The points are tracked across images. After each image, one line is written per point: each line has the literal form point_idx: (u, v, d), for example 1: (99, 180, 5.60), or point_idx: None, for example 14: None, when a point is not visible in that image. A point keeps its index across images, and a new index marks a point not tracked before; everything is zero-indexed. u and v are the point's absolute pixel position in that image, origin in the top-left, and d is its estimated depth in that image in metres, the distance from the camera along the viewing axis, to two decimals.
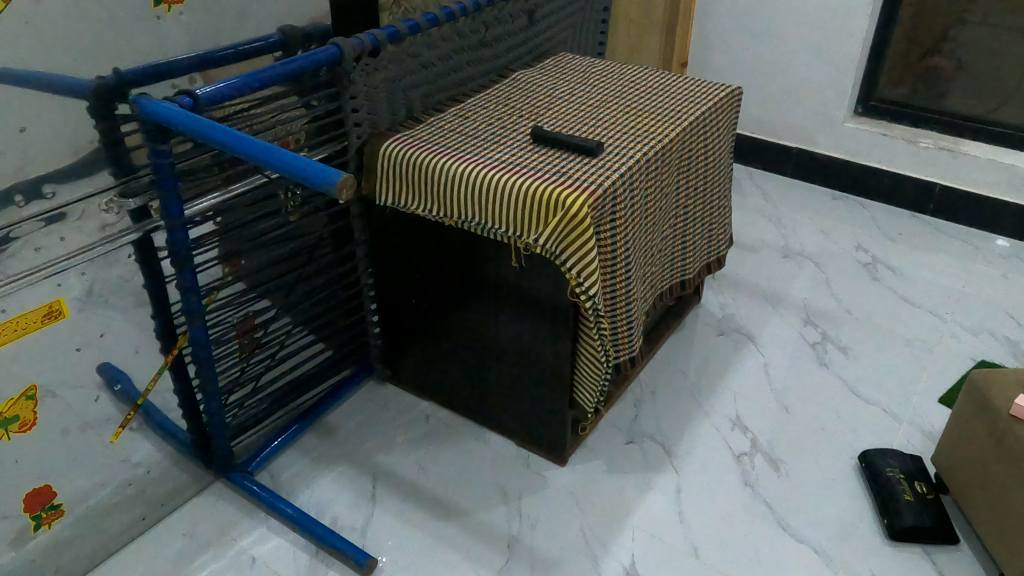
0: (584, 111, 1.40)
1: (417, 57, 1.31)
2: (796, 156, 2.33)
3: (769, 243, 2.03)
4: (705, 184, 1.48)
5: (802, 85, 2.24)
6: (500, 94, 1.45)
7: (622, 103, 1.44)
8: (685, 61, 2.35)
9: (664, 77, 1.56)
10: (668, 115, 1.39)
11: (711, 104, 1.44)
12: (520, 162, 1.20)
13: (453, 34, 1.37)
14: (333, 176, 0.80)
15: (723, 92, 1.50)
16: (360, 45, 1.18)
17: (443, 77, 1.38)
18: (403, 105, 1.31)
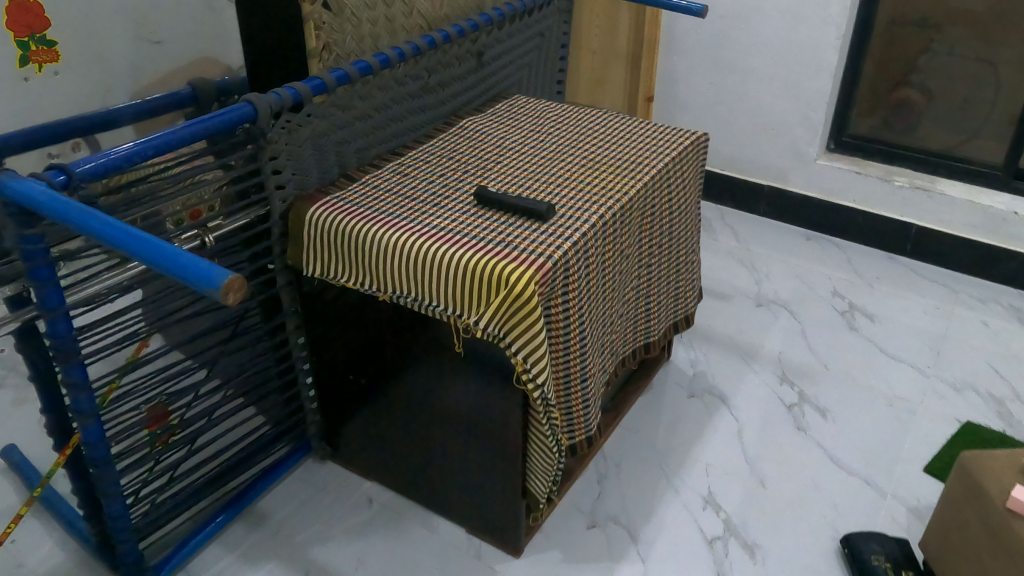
0: (538, 165, 1.28)
1: (348, 110, 1.18)
2: (768, 195, 2.23)
3: (741, 291, 1.93)
4: (671, 242, 1.36)
5: (771, 121, 2.15)
6: (445, 145, 1.33)
7: (579, 155, 1.32)
8: (652, 94, 2.27)
9: (626, 124, 1.45)
10: (629, 169, 1.27)
11: (674, 155, 1.33)
12: (461, 229, 1.07)
13: (389, 83, 1.25)
14: (217, 276, 0.67)
15: (689, 141, 1.38)
16: (277, 101, 1.05)
17: (379, 130, 1.26)
18: (333, 163, 1.19)
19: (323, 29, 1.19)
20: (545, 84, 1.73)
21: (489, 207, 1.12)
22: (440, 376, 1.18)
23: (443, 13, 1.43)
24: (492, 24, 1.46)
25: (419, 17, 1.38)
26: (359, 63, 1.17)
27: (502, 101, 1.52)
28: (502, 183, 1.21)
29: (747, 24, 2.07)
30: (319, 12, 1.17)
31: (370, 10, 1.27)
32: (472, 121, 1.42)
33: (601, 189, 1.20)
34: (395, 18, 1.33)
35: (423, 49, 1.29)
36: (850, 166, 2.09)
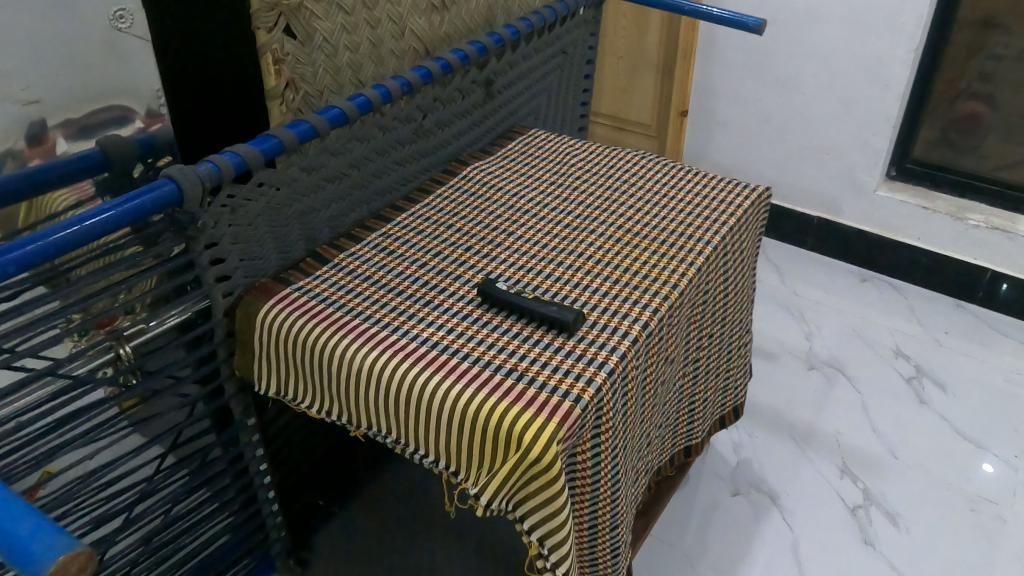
0: (562, 236, 1.00)
1: (315, 170, 0.91)
2: (816, 227, 1.96)
3: (787, 351, 1.67)
4: (723, 328, 1.09)
5: (823, 144, 1.87)
6: (444, 203, 1.05)
7: (613, 219, 1.04)
8: (687, 108, 2.03)
9: (670, 173, 1.16)
10: (676, 243, 0.99)
11: (732, 222, 1.04)
12: (459, 343, 0.80)
13: (372, 130, 0.98)
14: (40, 553, 0.41)
15: (749, 200, 1.10)
16: (207, 176, 0.78)
17: (358, 190, 0.99)
18: (297, 241, 0.92)
19: (285, 64, 0.92)
20: (567, 109, 1.45)
21: (498, 308, 0.85)
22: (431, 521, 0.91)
23: (443, 32, 1.16)
24: (503, 45, 1.17)
25: (411, 40, 1.11)
26: (327, 110, 0.90)
27: (517, 139, 1.23)
28: (515, 265, 0.93)
29: (800, 32, 1.78)
30: (280, 41, 0.89)
31: (350, 35, 1.01)
32: (479, 167, 1.14)
33: (642, 276, 0.92)
34: (381, 43, 1.06)
35: (415, 85, 1.02)
36: (914, 199, 1.81)
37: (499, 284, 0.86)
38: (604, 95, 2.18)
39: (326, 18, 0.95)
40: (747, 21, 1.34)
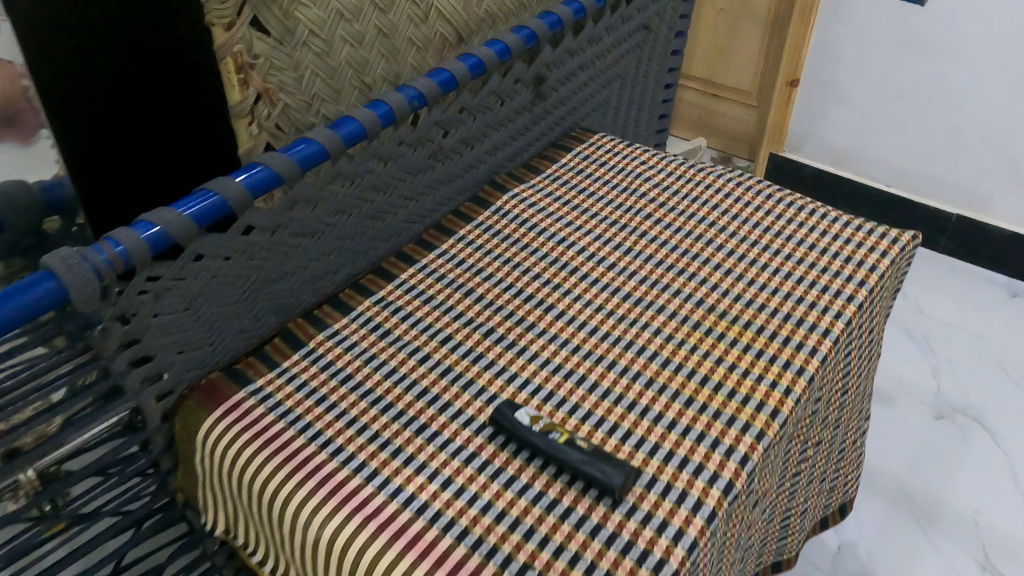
0: (623, 312, 0.73)
1: (283, 227, 0.68)
2: (954, 226, 1.63)
3: (908, 392, 1.36)
4: (837, 429, 0.82)
5: (978, 127, 1.51)
6: (469, 255, 0.80)
7: (693, 285, 0.76)
8: (798, 78, 1.70)
9: (776, 210, 0.87)
10: (782, 332, 0.71)
11: (862, 297, 0.75)
12: (457, 511, 0.57)
13: (368, 164, 0.73)
14: None
15: (887, 260, 0.80)
16: (102, 270, 0.55)
17: (350, 241, 0.76)
18: (263, 310, 0.71)
19: (255, 69, 0.71)
20: (643, 98, 1.15)
21: (517, 448, 0.61)
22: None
23: (483, 9, 0.89)
24: (561, 30, 0.90)
25: (439, 22, 0.86)
26: (298, 145, 0.67)
27: (577, 155, 0.96)
28: (552, 365, 0.68)
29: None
30: (247, 41, 0.69)
31: (349, 25, 0.77)
32: (521, 199, 0.88)
33: (729, 394, 0.65)
34: (397, 30, 0.82)
35: (431, 97, 0.76)
36: None
37: (521, 413, 0.62)
38: (698, 52, 1.90)
39: (316, 6, 0.73)
40: None
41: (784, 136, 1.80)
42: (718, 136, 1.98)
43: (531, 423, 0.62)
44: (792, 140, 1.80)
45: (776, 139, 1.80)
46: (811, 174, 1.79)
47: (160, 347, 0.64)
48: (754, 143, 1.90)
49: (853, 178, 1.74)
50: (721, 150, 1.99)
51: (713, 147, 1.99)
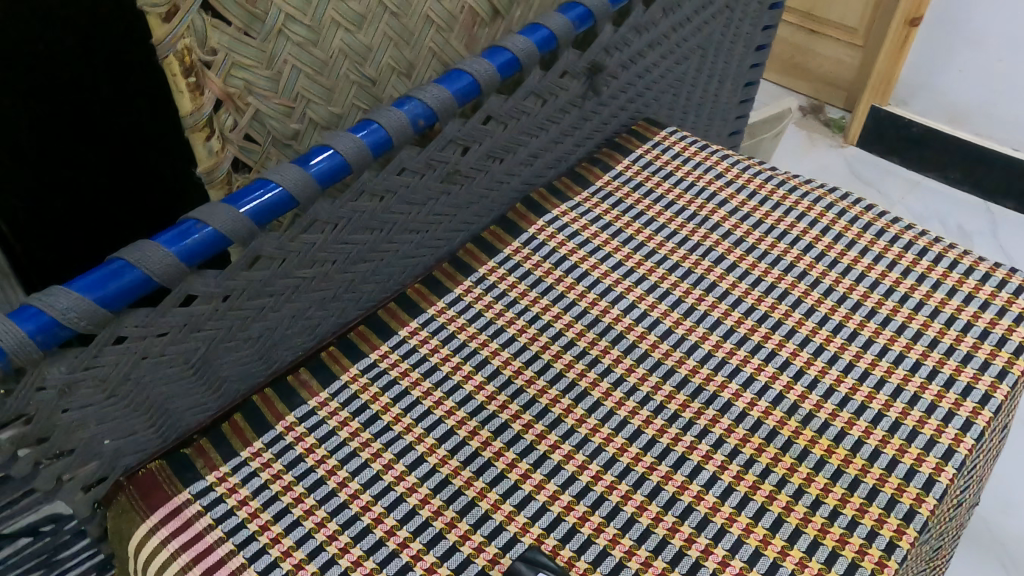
0: (678, 410, 0.64)
1: (240, 290, 0.59)
2: None
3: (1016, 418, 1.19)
4: (944, 534, 0.69)
5: None
6: (483, 304, 0.74)
7: (772, 371, 0.66)
8: (922, 15, 1.43)
9: (865, 271, 0.73)
10: (882, 449, 0.59)
11: (984, 425, 0.60)
12: None
13: (356, 203, 0.65)
14: None
15: (1022, 360, 0.64)
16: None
17: (335, 290, 0.69)
18: (264, 359, 0.66)
19: (211, 69, 0.57)
20: (725, 89, 0.98)
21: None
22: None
23: None
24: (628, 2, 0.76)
25: None
26: (258, 193, 0.57)
27: (636, 161, 0.86)
28: (577, 488, 0.59)
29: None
30: (199, 31, 0.54)
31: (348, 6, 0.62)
32: (563, 228, 0.80)
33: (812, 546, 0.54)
34: (411, 6, 0.67)
35: (444, 111, 0.66)
36: None
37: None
38: None
39: None
40: None
41: (893, 87, 1.56)
42: (811, 81, 1.77)
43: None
44: (902, 92, 1.56)
45: (881, 91, 1.57)
46: (919, 134, 1.55)
47: (83, 439, 0.54)
48: (854, 90, 1.70)
49: (972, 139, 1.49)
50: (813, 97, 1.78)
51: (805, 92, 1.79)
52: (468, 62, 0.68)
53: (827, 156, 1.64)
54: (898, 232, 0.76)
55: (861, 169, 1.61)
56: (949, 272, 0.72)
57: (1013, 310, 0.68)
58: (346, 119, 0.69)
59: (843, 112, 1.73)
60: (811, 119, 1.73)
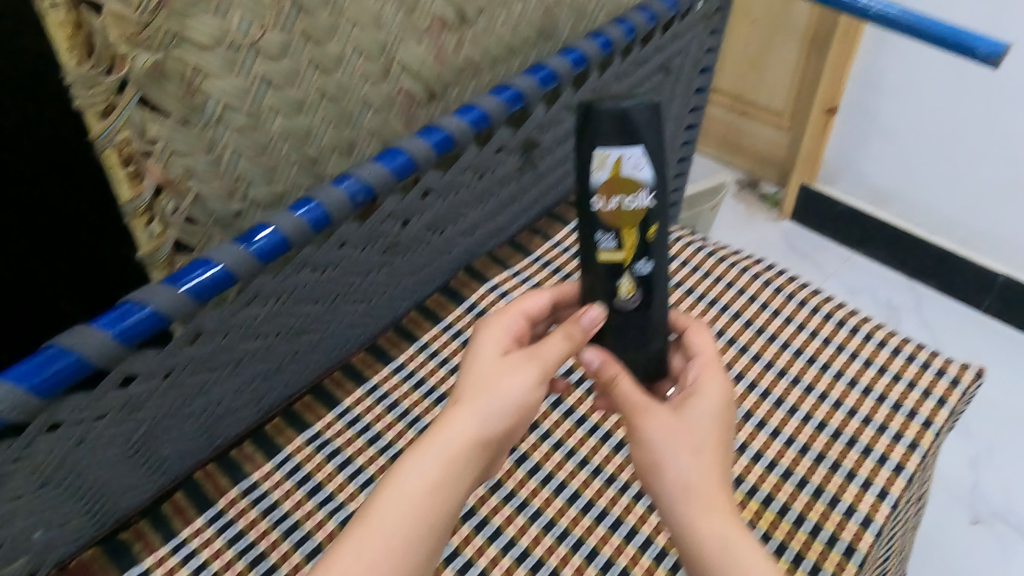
0: (608, 507, 0.69)
1: (181, 366, 0.59)
2: (1001, 287, 1.46)
3: (938, 486, 1.24)
4: None
5: None
6: (427, 369, 0.77)
7: None
8: (837, 105, 1.53)
9: (790, 339, 0.77)
10: (808, 514, 0.62)
11: (898, 494, 0.64)
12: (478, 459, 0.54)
13: (299, 276, 0.66)
14: None
15: (932, 433, 0.68)
16: None
17: (279, 362, 0.69)
18: (205, 433, 0.65)
19: (150, 158, 0.58)
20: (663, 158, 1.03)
21: (589, 231, 0.54)
22: (522, 421, 0.55)
23: (460, 57, 0.78)
24: (557, 84, 0.79)
25: (404, 76, 0.75)
26: (199, 272, 0.57)
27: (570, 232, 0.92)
28: (517, 551, 0.66)
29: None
30: (137, 125, 0.56)
31: (286, 88, 0.66)
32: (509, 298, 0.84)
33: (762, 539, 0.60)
34: (349, 91, 0.71)
35: (381, 186, 0.68)
36: None
37: (609, 150, 0.50)
38: (726, 69, 1.80)
39: (235, 74, 0.61)
40: (975, 46, 0.78)
41: (818, 166, 1.65)
42: (747, 157, 1.85)
43: (631, 166, 0.51)
44: (827, 171, 1.65)
45: (809, 169, 1.65)
46: (844, 212, 1.64)
47: (17, 529, 0.54)
48: (786, 166, 1.76)
49: (892, 221, 1.57)
50: (749, 172, 1.86)
51: (743, 169, 1.87)
52: (406, 141, 0.71)
53: (766, 231, 1.72)
54: (820, 302, 0.80)
55: (797, 242, 1.69)
56: (864, 344, 0.76)
57: (936, 392, 0.71)
58: (287, 197, 0.71)
59: (777, 187, 1.80)
60: (746, 193, 1.82)
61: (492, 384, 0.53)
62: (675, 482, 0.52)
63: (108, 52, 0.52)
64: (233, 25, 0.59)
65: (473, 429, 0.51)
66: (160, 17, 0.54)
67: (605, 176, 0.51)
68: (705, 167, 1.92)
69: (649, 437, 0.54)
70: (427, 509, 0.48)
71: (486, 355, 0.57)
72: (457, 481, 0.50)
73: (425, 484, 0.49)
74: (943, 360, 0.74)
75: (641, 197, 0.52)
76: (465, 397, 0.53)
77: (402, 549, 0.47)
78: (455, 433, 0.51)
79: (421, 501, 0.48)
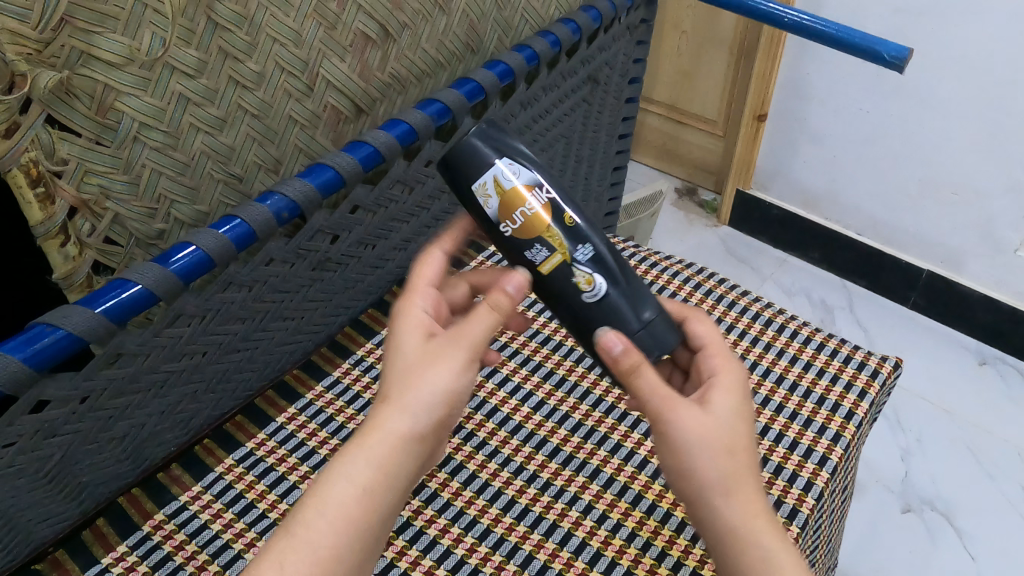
0: (542, 513, 0.69)
1: (100, 390, 0.58)
2: (926, 283, 1.51)
3: (875, 478, 1.26)
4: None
5: (952, 185, 1.38)
6: (361, 383, 0.77)
7: (620, 463, 0.73)
8: (767, 111, 1.57)
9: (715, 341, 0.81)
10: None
11: (822, 486, 0.65)
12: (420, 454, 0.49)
13: (223, 294, 0.65)
14: None
15: (854, 424, 0.70)
16: None
17: (207, 383, 0.68)
18: (129, 458, 0.64)
19: (62, 178, 0.58)
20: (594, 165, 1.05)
21: (520, 254, 0.58)
22: (461, 407, 0.49)
23: (386, 72, 0.79)
24: (484, 97, 0.80)
25: (329, 92, 0.74)
26: (116, 291, 0.56)
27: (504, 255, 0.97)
28: (452, 561, 0.65)
29: (955, 25, 1.23)
30: (46, 144, 0.56)
31: (209, 110, 0.65)
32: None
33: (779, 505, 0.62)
34: (273, 108, 0.70)
35: (308, 204, 0.68)
36: None
37: (483, 178, 0.56)
38: (656, 82, 1.84)
39: (149, 93, 0.60)
40: (882, 51, 0.83)
41: (752, 173, 1.69)
42: (684, 165, 1.90)
43: (508, 178, 0.56)
44: (761, 177, 1.68)
45: (743, 175, 1.70)
46: (779, 216, 1.69)
47: None
48: (721, 175, 1.82)
49: (825, 224, 1.61)
50: (688, 180, 1.91)
51: (679, 176, 1.92)
52: (331, 156, 0.70)
53: (705, 236, 1.78)
54: (747, 303, 0.84)
55: (734, 248, 1.75)
56: (791, 343, 0.79)
57: (857, 386, 0.74)
58: (212, 215, 0.70)
59: (714, 194, 1.86)
60: (685, 201, 1.87)
61: (418, 370, 0.48)
62: (713, 491, 0.50)
63: (7, 69, 0.52)
64: (143, 44, 0.58)
65: (403, 427, 0.46)
66: (64, 34, 0.54)
67: (496, 201, 0.56)
68: (645, 176, 1.96)
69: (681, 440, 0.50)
70: (357, 516, 0.45)
71: (414, 334, 0.51)
72: (392, 484, 0.46)
73: (353, 490, 0.45)
74: (864, 354, 0.77)
75: (533, 203, 0.56)
76: (392, 389, 0.47)
77: (328, 564, 0.43)
78: (385, 433, 0.46)
79: (348, 512, 0.44)
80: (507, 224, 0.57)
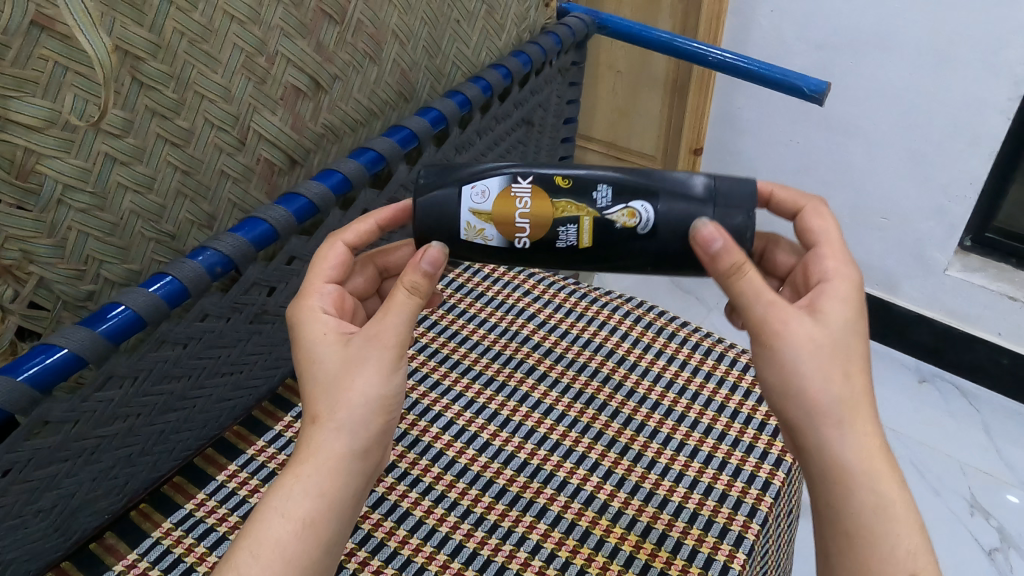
0: (491, 556, 0.67)
1: (23, 461, 0.56)
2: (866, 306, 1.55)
3: None
4: None
5: (883, 211, 1.43)
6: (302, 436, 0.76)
7: (564, 500, 0.72)
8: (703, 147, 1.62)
9: (655, 396, 0.82)
10: (651, 561, 0.66)
11: (752, 538, 0.67)
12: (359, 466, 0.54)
13: (157, 352, 0.64)
14: None
15: (783, 472, 0.73)
16: None
17: (142, 445, 0.67)
18: (59, 528, 0.62)
19: None
20: None
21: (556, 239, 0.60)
22: (392, 412, 0.56)
23: (319, 123, 0.79)
24: (417, 144, 0.80)
25: (261, 145, 0.75)
26: (39, 358, 0.55)
27: (444, 307, 0.94)
28: None
29: (872, 59, 1.29)
30: None
31: (136, 168, 0.64)
32: (417, 374, 0.84)
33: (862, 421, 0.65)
34: (204, 163, 0.70)
35: (243, 257, 0.67)
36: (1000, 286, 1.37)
37: (466, 220, 0.60)
38: (591, 121, 1.87)
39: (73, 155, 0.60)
40: (802, 85, 0.86)
41: None
42: None
43: (482, 202, 0.60)
44: None
45: None
46: None
47: None
48: None
49: None
50: None
51: None
52: (265, 210, 0.70)
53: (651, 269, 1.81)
54: (678, 351, 0.88)
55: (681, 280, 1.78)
56: (729, 394, 0.82)
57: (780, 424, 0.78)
58: (144, 273, 0.69)
59: None
60: None
61: (344, 389, 0.54)
62: (831, 419, 0.53)
63: None
64: (66, 106, 0.58)
65: (339, 447, 0.53)
66: None
67: (492, 228, 0.60)
68: None
69: (794, 360, 0.54)
70: (298, 552, 0.50)
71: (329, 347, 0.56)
72: (331, 512, 0.52)
73: (291, 526, 0.50)
74: None
75: (521, 204, 0.60)
76: (323, 417, 0.54)
77: None
78: (321, 460, 0.52)
79: (289, 545, 0.50)
80: (516, 234, 0.60)
